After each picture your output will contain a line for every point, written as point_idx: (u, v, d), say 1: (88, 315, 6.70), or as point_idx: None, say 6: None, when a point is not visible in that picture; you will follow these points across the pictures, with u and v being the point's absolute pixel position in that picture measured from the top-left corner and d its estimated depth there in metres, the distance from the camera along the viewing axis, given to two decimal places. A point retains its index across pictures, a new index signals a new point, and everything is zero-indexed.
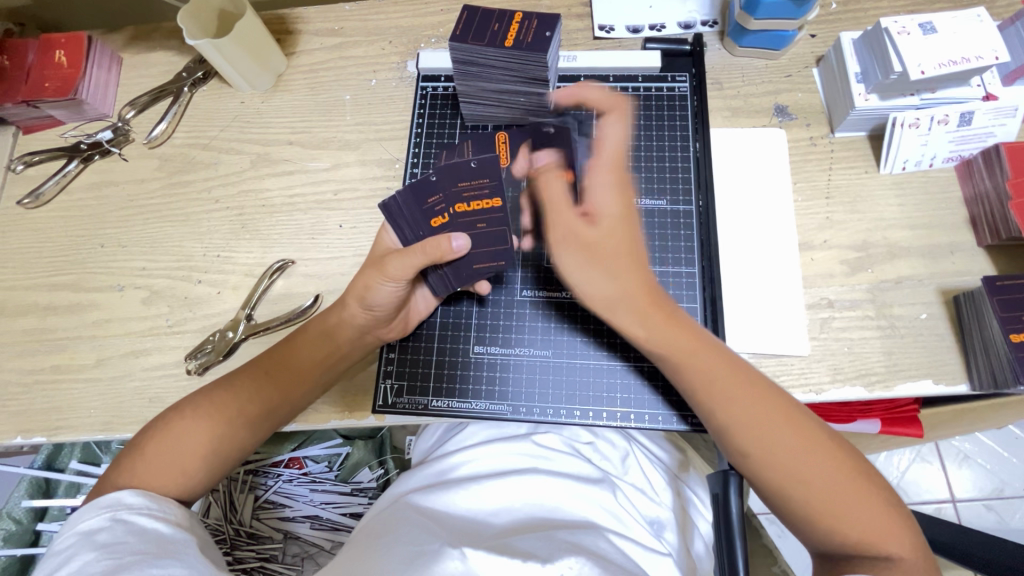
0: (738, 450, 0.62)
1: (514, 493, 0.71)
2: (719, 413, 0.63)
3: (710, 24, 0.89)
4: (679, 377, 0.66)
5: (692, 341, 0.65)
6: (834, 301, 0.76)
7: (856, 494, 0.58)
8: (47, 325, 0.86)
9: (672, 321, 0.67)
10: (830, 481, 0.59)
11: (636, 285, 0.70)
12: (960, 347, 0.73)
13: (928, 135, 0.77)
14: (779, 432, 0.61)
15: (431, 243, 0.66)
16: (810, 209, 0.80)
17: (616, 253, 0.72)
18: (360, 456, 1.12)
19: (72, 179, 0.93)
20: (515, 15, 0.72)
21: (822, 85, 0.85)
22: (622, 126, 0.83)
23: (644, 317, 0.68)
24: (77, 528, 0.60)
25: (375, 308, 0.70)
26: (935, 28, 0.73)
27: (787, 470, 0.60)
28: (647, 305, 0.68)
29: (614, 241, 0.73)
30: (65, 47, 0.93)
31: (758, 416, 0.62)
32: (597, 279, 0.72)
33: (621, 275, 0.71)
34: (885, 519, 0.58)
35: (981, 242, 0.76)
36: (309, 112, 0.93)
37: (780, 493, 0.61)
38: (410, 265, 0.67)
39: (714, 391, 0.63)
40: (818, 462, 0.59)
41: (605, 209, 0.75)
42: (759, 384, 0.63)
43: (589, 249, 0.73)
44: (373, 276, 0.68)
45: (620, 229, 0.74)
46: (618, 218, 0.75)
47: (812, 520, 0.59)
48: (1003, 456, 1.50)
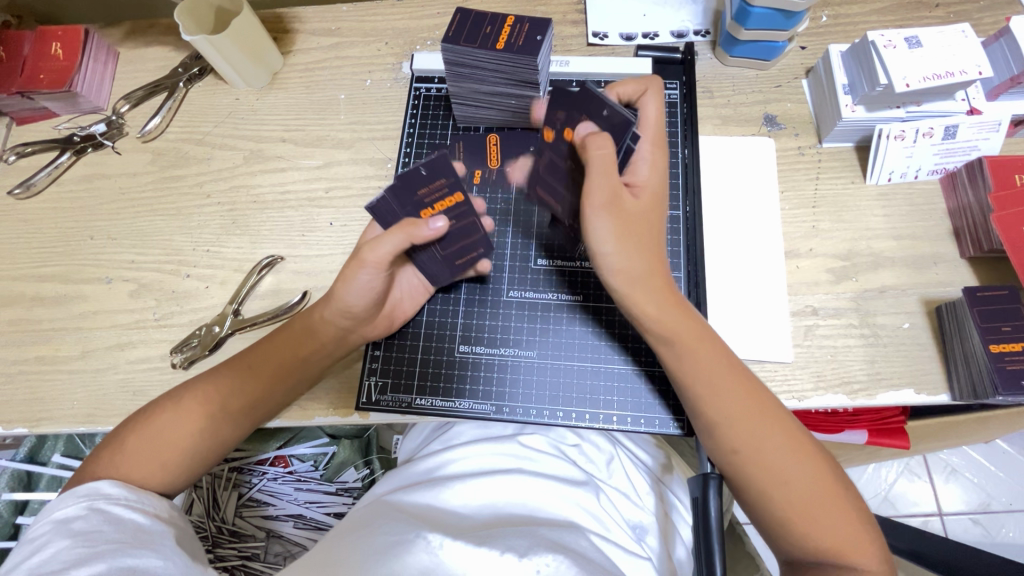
0: (727, 448, 0.62)
1: (497, 492, 0.71)
2: (711, 410, 0.63)
3: (702, 34, 0.91)
4: (678, 369, 0.65)
5: (699, 329, 0.65)
6: (818, 309, 0.77)
7: (829, 507, 0.59)
8: (34, 316, 0.86)
9: (686, 313, 0.65)
10: (810, 488, 0.59)
11: (651, 269, 0.64)
12: (941, 357, 0.74)
13: (913, 148, 0.78)
14: (764, 433, 0.61)
15: (409, 225, 0.64)
16: (796, 217, 0.81)
17: (647, 230, 0.65)
18: (346, 456, 1.10)
19: (64, 170, 0.93)
20: (508, 18, 0.71)
21: (810, 96, 0.87)
22: (660, 104, 0.69)
23: (662, 299, 0.64)
24: (53, 516, 0.61)
25: (355, 305, 0.68)
26: (920, 42, 0.74)
27: (774, 473, 0.60)
28: (666, 288, 0.65)
29: (647, 218, 0.65)
30: (62, 40, 0.93)
31: (744, 420, 0.62)
32: (626, 253, 0.63)
33: (645, 254, 0.64)
34: (856, 531, 0.58)
35: (963, 254, 0.77)
36: (304, 110, 0.94)
37: (762, 496, 0.61)
38: (386, 249, 0.64)
39: (706, 388, 0.63)
40: (797, 468, 0.60)
41: (646, 188, 0.66)
42: (753, 388, 0.63)
43: (625, 216, 0.63)
44: (350, 266, 0.66)
45: (650, 207, 0.66)
46: (649, 198, 0.66)
47: (786, 525, 0.59)
48: (991, 471, 1.50)
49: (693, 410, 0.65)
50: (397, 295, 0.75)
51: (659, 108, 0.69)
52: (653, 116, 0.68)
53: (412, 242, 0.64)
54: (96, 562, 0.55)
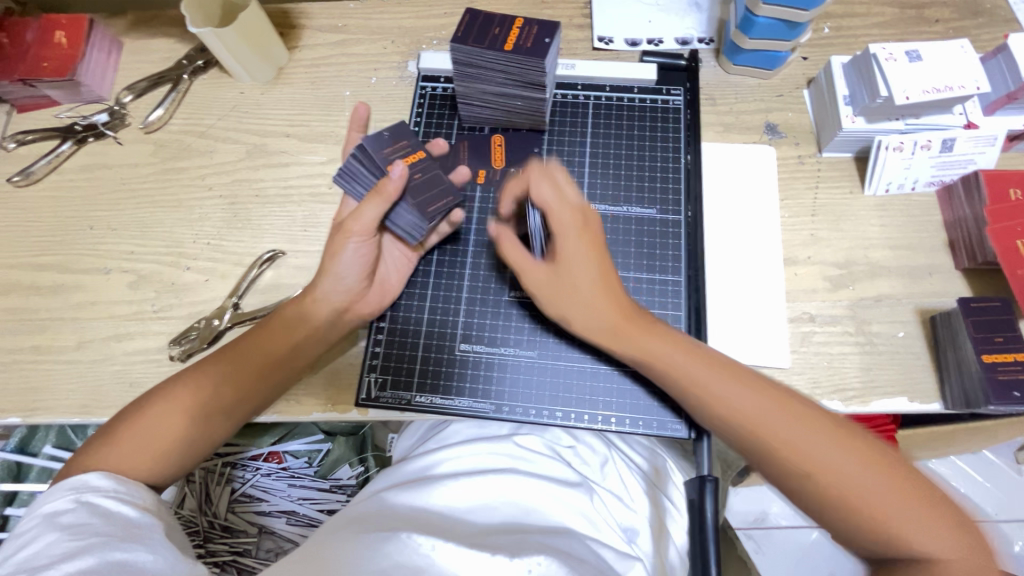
0: (756, 449, 0.62)
1: (490, 492, 0.72)
2: (727, 417, 0.63)
3: (706, 42, 0.92)
4: (675, 381, 0.66)
5: (685, 347, 0.67)
6: (815, 316, 0.78)
7: (883, 489, 0.57)
8: (30, 305, 0.85)
9: (672, 340, 0.67)
10: (855, 472, 0.58)
11: (611, 312, 0.68)
12: (935, 367, 0.75)
13: (911, 160, 0.79)
14: (788, 426, 0.61)
15: (378, 187, 0.68)
16: (795, 225, 0.82)
17: (584, 285, 0.68)
18: (340, 454, 1.09)
19: (64, 159, 0.93)
20: (517, 20, 0.72)
21: (812, 106, 0.88)
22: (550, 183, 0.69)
23: (629, 336, 0.68)
24: (42, 509, 0.60)
25: (347, 276, 0.71)
26: (921, 57, 0.76)
27: (812, 465, 0.59)
28: (627, 327, 0.68)
29: (580, 275, 0.68)
30: (66, 28, 0.93)
31: (770, 417, 0.62)
32: (566, 310, 0.69)
33: (603, 304, 0.68)
34: (918, 508, 0.56)
35: (959, 265, 0.78)
36: (308, 105, 0.94)
37: (808, 491, 0.60)
38: (370, 215, 0.68)
39: (716, 396, 0.64)
40: (841, 454, 0.59)
41: (568, 251, 0.68)
42: (758, 383, 0.64)
43: (551, 283, 0.70)
44: (336, 240, 0.71)
45: (586, 259, 0.68)
46: (586, 258, 0.68)
47: (846, 516, 0.58)
48: (978, 482, 1.52)
49: (705, 421, 0.66)
50: (384, 271, 0.77)
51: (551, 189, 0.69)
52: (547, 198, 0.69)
53: (388, 201, 0.68)
54: (85, 556, 0.55)
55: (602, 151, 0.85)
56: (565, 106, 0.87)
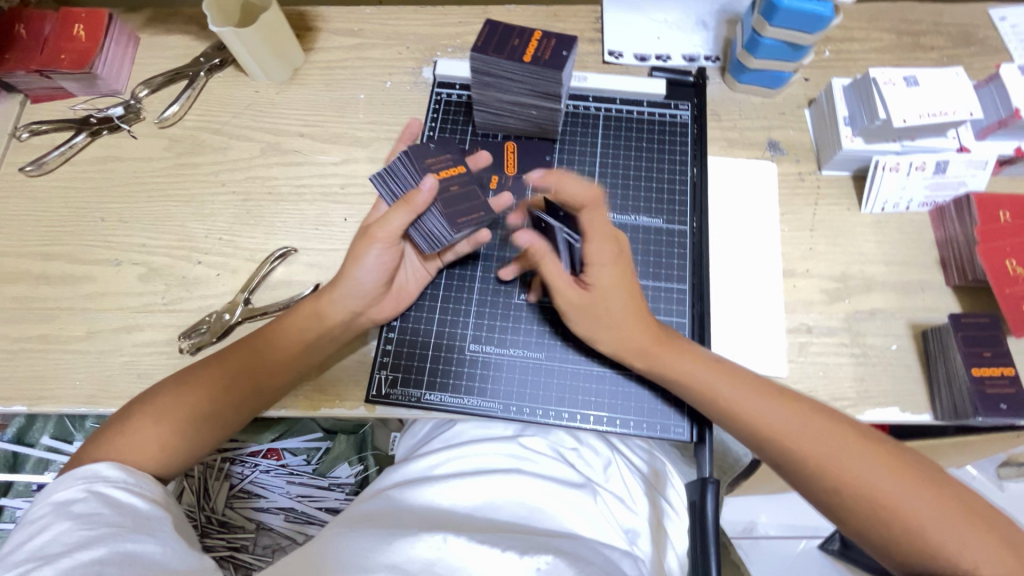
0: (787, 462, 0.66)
1: (498, 491, 0.74)
2: (755, 428, 0.67)
3: (712, 59, 0.95)
4: (698, 400, 0.70)
5: (709, 367, 0.70)
6: (812, 327, 0.80)
7: (917, 500, 0.60)
8: (39, 294, 0.85)
9: (703, 362, 0.70)
10: (887, 485, 0.61)
11: (637, 339, 0.71)
12: (926, 379, 0.77)
13: (906, 180, 0.83)
14: (818, 441, 0.64)
15: (407, 195, 0.69)
16: (794, 239, 0.85)
17: (615, 313, 0.71)
18: (341, 450, 1.10)
19: (78, 151, 0.93)
20: (536, 32, 0.74)
21: (812, 126, 0.91)
22: (574, 179, 0.76)
23: (653, 363, 0.71)
24: (52, 498, 0.61)
25: (366, 280, 0.72)
26: (918, 82, 0.79)
27: (841, 479, 0.63)
28: (652, 355, 0.71)
29: (611, 304, 0.71)
30: (85, 22, 0.94)
31: (804, 434, 0.65)
32: (598, 334, 0.72)
33: (627, 327, 0.71)
34: (950, 519, 0.59)
35: (950, 282, 0.81)
36: (323, 107, 0.95)
37: (842, 503, 0.63)
38: (396, 223, 0.69)
39: (742, 409, 0.67)
40: (872, 468, 0.62)
41: (603, 278, 0.71)
42: (781, 398, 0.68)
43: (585, 305, 0.72)
44: (360, 244, 0.71)
45: (619, 289, 0.71)
46: (615, 282, 0.71)
47: (879, 525, 0.61)
48: None
49: (737, 434, 0.69)
50: (402, 278, 0.78)
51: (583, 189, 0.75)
52: (576, 191, 0.75)
53: (415, 210, 0.68)
54: (95, 546, 0.56)
55: (611, 161, 0.88)
56: (576, 117, 0.89)
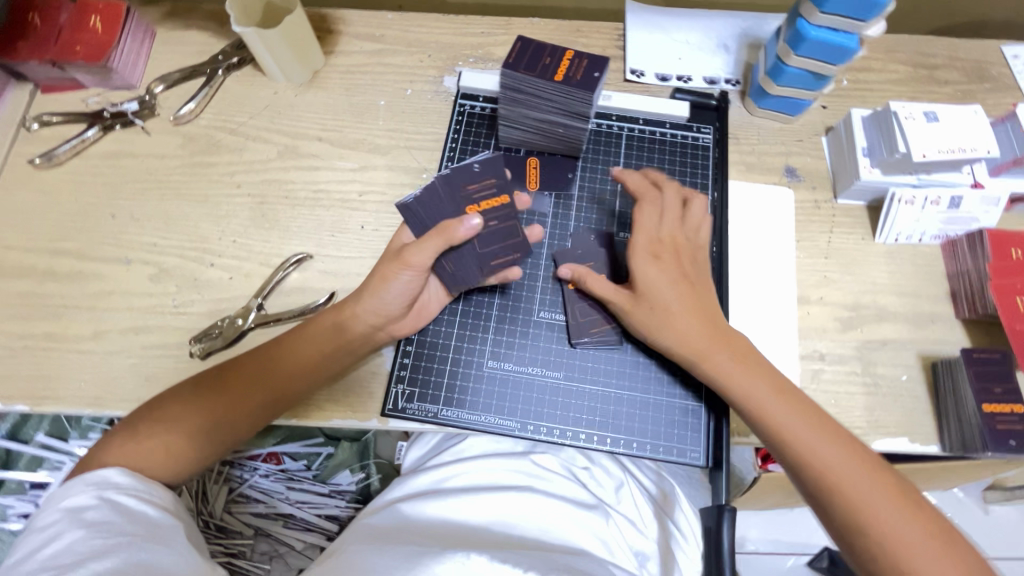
0: (810, 479, 0.66)
1: (511, 509, 0.75)
2: (778, 434, 0.67)
3: (733, 83, 0.96)
4: (743, 404, 0.69)
5: (761, 374, 0.69)
6: (825, 354, 0.81)
7: (917, 539, 0.61)
8: (44, 290, 0.83)
9: (747, 365, 0.70)
10: (893, 518, 0.62)
11: (699, 330, 0.71)
12: (934, 411, 0.79)
13: (921, 213, 0.84)
14: (841, 463, 0.65)
15: (444, 228, 0.67)
16: (809, 266, 0.86)
17: (678, 305, 0.72)
18: (342, 459, 1.07)
19: (89, 145, 0.92)
20: (568, 52, 0.74)
21: (829, 153, 0.92)
22: (647, 213, 0.76)
23: (711, 353, 0.70)
24: (62, 504, 0.59)
25: (390, 300, 0.71)
26: (938, 118, 0.80)
27: (855, 504, 0.63)
28: (712, 344, 0.71)
29: (672, 296, 0.72)
30: (102, 14, 0.92)
31: (830, 454, 0.65)
32: (666, 330, 0.71)
33: (692, 324, 0.71)
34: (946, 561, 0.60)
35: (959, 315, 0.83)
36: (342, 111, 0.95)
37: (848, 526, 0.64)
38: (428, 252, 0.68)
39: (772, 414, 0.67)
40: (882, 500, 0.63)
41: (660, 274, 0.73)
42: (813, 417, 0.67)
43: (649, 307, 0.72)
44: (389, 267, 0.70)
45: (676, 283, 0.73)
46: (670, 281, 0.73)
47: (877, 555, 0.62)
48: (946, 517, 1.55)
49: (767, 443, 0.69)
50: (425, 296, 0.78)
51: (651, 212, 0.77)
52: (647, 223, 0.76)
53: (449, 242, 0.67)
54: (109, 556, 0.55)
55: None
56: (599, 135, 0.90)
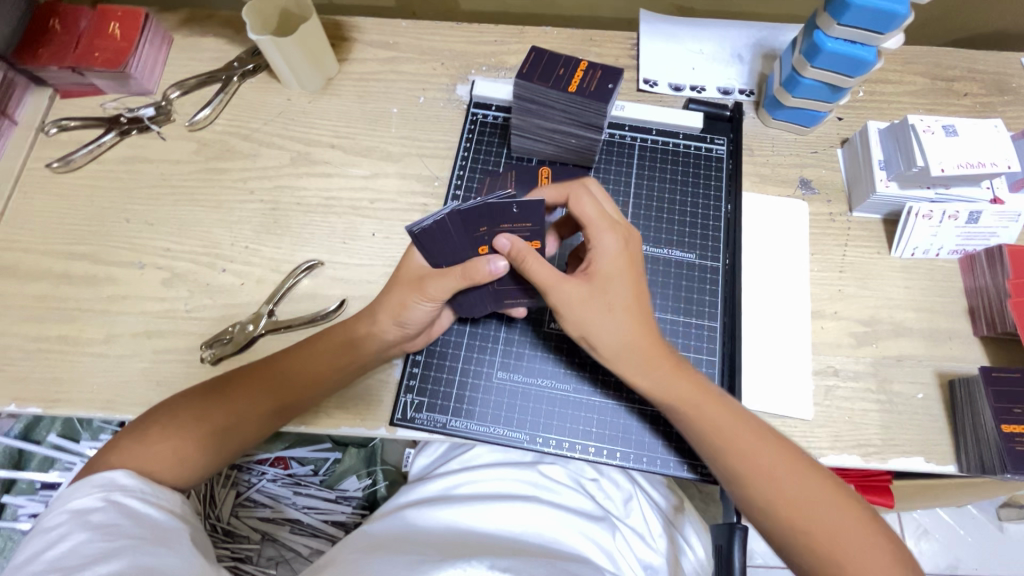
0: (748, 495, 0.65)
1: (517, 520, 0.74)
2: (727, 462, 0.65)
3: (747, 93, 0.95)
4: (681, 421, 0.68)
5: (697, 388, 0.68)
6: (838, 370, 0.80)
7: (866, 552, 0.60)
8: (59, 293, 0.84)
9: (683, 373, 0.68)
10: (840, 530, 0.61)
11: (640, 338, 0.67)
12: (951, 430, 0.77)
13: (939, 228, 0.82)
14: (784, 478, 0.63)
15: (469, 269, 0.66)
16: (823, 280, 0.85)
17: (615, 302, 0.67)
18: (349, 464, 1.08)
19: (106, 149, 0.93)
20: (581, 63, 0.74)
21: (845, 165, 0.91)
22: (591, 198, 0.70)
23: (648, 365, 0.67)
24: (69, 506, 0.60)
25: (407, 325, 0.71)
26: (957, 132, 0.79)
27: (798, 518, 0.62)
28: (648, 354, 0.67)
29: (613, 293, 0.67)
30: (121, 20, 0.93)
31: (771, 468, 0.64)
32: (601, 328, 0.67)
33: (631, 328, 0.67)
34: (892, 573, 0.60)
35: (978, 332, 0.81)
36: (356, 119, 0.95)
37: (791, 541, 0.63)
38: (449, 287, 0.68)
39: (722, 442, 0.66)
40: (830, 512, 0.62)
41: (606, 267, 0.68)
42: (758, 431, 0.66)
43: (582, 297, 0.67)
44: (408, 296, 0.69)
45: (623, 279, 0.68)
46: (618, 274, 0.68)
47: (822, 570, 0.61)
48: (960, 534, 1.52)
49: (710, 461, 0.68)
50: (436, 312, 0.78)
51: (591, 200, 0.70)
52: (587, 209, 0.70)
53: (471, 283, 0.67)
54: (116, 558, 0.55)
55: (645, 192, 0.87)
56: (612, 145, 0.89)
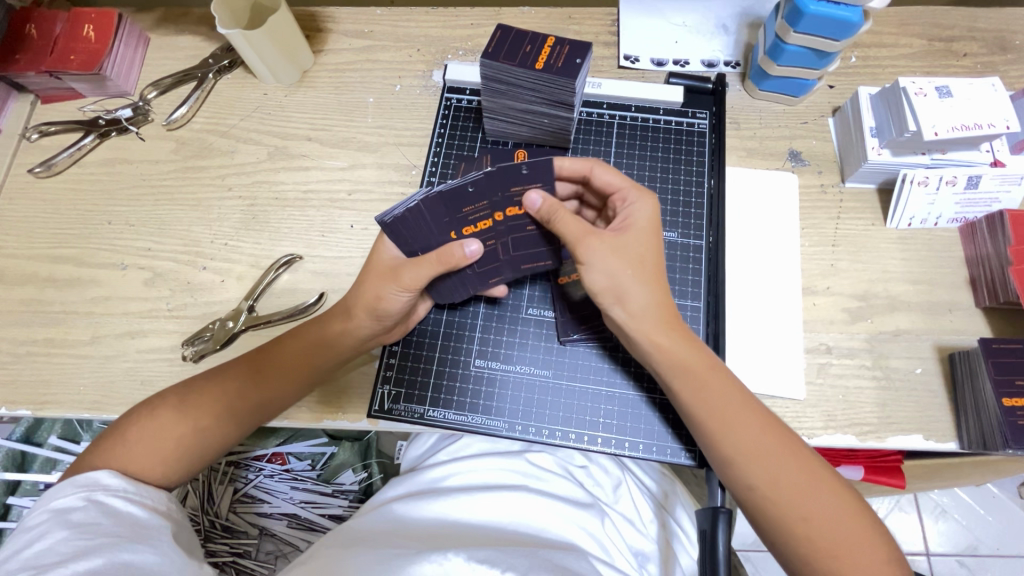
0: (744, 484, 0.62)
1: (502, 509, 0.73)
2: (727, 444, 0.63)
3: (732, 65, 0.92)
4: (687, 402, 0.65)
5: (708, 364, 0.66)
6: (832, 347, 0.77)
7: (857, 543, 0.58)
8: (45, 297, 0.85)
9: (692, 342, 0.67)
10: (834, 520, 0.59)
11: (661, 301, 0.67)
12: (952, 405, 0.74)
13: (935, 195, 0.79)
14: (782, 464, 0.61)
15: (443, 253, 0.64)
16: (815, 254, 0.82)
17: (641, 261, 0.66)
18: (345, 458, 1.10)
19: (86, 152, 0.93)
20: (549, 39, 0.72)
21: (836, 135, 0.88)
22: (612, 169, 0.69)
23: (667, 329, 0.66)
24: (51, 505, 0.60)
25: (384, 317, 0.69)
26: (951, 93, 0.75)
27: (793, 508, 0.60)
28: (667, 319, 0.66)
29: (639, 250, 0.66)
30: (95, 22, 0.93)
31: (770, 453, 0.62)
32: (625, 284, 0.65)
33: (652, 287, 0.66)
34: (882, 565, 0.57)
35: (979, 303, 0.78)
36: (332, 110, 0.94)
37: (782, 531, 0.60)
38: (425, 275, 0.65)
39: (725, 423, 0.63)
40: (823, 501, 0.60)
41: (638, 224, 0.67)
42: (760, 414, 0.64)
43: (612, 249, 0.65)
44: (383, 286, 0.67)
45: (651, 238, 0.67)
46: (647, 233, 0.67)
47: (811, 561, 0.59)
48: (980, 513, 1.47)
49: (707, 447, 0.65)
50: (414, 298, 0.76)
51: (615, 171, 0.70)
52: (612, 176, 0.69)
53: (449, 268, 0.65)
54: (91, 556, 0.55)
55: (624, 171, 0.85)
56: (590, 125, 0.87)
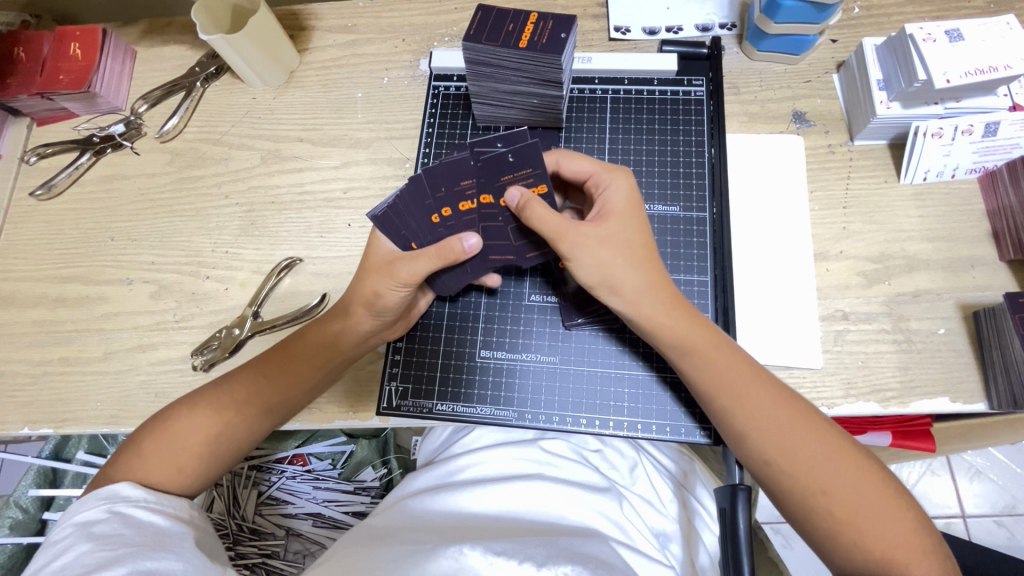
0: (760, 459, 0.60)
1: (518, 498, 0.72)
2: (737, 422, 0.61)
3: (728, 27, 0.88)
4: (694, 379, 0.64)
5: (712, 341, 0.64)
6: (849, 313, 0.74)
7: (882, 514, 0.56)
8: (57, 317, 0.86)
9: (691, 319, 0.64)
10: (856, 492, 0.57)
11: (653, 284, 0.64)
12: (979, 365, 0.71)
13: (951, 146, 0.75)
14: (796, 439, 0.59)
15: (442, 247, 0.63)
16: (825, 218, 0.79)
17: (630, 245, 0.64)
18: (364, 456, 1.11)
19: (84, 171, 0.93)
20: (531, 15, 0.70)
21: (842, 91, 0.84)
22: (588, 158, 0.68)
23: (665, 312, 0.64)
24: (75, 519, 0.61)
25: (383, 312, 0.68)
26: (961, 36, 0.71)
27: (812, 483, 0.58)
28: (665, 302, 0.64)
29: (626, 234, 0.64)
30: (80, 39, 0.93)
31: (784, 428, 0.60)
32: (615, 273, 0.63)
33: (642, 271, 0.64)
34: (908, 534, 0.56)
35: (1003, 256, 0.74)
36: (322, 108, 0.93)
37: (802, 506, 0.59)
38: (422, 270, 0.64)
39: (733, 398, 0.62)
40: (843, 476, 0.58)
41: (619, 207, 0.65)
42: (771, 388, 0.62)
43: (597, 240, 0.63)
44: (379, 281, 0.66)
45: (633, 221, 0.65)
46: (632, 213, 0.65)
47: (833, 535, 0.57)
48: (1016, 472, 1.43)
49: (720, 423, 0.63)
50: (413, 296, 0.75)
51: (588, 161, 0.68)
52: (583, 167, 0.67)
53: (446, 262, 0.64)
54: (114, 566, 0.55)
55: (621, 147, 0.83)
56: (582, 101, 0.85)
